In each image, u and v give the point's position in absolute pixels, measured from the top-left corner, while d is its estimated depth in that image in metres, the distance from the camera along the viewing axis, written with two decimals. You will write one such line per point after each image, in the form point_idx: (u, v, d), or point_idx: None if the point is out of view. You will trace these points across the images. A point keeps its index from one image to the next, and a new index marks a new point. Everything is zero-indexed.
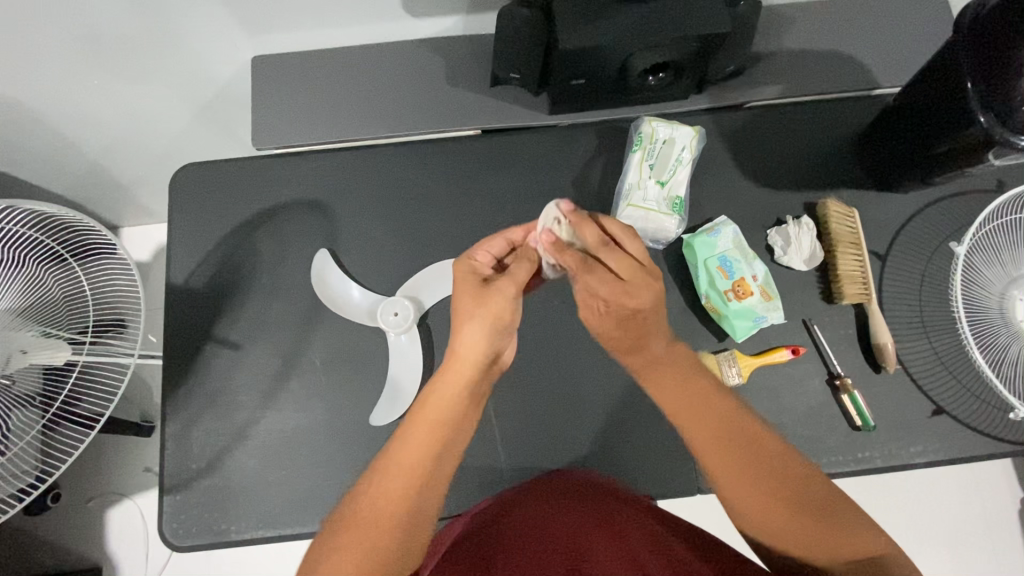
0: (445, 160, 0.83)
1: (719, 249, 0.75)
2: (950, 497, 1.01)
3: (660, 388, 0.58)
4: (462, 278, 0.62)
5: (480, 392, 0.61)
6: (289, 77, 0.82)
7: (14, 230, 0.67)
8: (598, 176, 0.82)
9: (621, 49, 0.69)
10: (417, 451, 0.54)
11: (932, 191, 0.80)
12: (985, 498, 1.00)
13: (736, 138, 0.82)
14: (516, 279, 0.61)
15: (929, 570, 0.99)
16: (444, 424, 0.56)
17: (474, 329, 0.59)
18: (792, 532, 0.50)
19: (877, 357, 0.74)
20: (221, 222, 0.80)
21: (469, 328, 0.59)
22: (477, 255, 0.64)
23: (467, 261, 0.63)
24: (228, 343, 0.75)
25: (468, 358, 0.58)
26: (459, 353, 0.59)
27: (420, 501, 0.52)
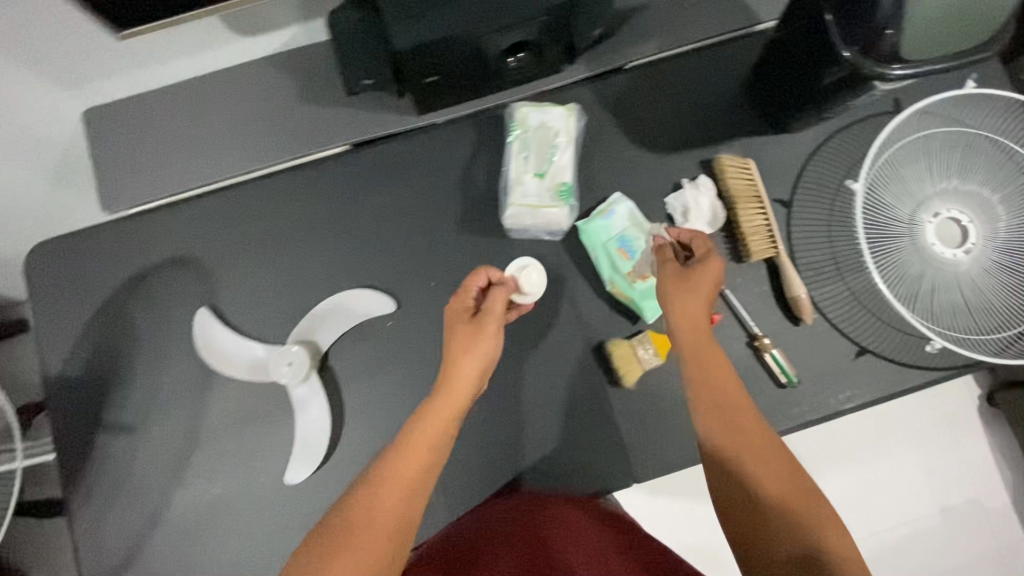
0: (317, 183, 0.76)
1: (616, 231, 0.71)
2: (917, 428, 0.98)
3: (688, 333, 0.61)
4: (455, 313, 0.63)
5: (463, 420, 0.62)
6: (128, 127, 0.74)
7: None
8: (483, 172, 0.76)
9: (464, 38, 0.63)
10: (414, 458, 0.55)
11: (829, 124, 0.76)
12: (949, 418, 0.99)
13: (619, 105, 0.77)
14: (495, 313, 0.61)
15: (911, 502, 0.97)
16: (436, 445, 0.57)
17: (467, 363, 0.60)
18: (765, 472, 0.52)
19: (793, 309, 0.72)
20: (88, 298, 0.73)
21: (460, 365, 0.59)
22: (468, 294, 0.63)
23: (460, 301, 0.63)
24: (122, 426, 0.70)
25: (463, 389, 0.59)
26: (454, 382, 0.59)
27: (400, 529, 0.51)
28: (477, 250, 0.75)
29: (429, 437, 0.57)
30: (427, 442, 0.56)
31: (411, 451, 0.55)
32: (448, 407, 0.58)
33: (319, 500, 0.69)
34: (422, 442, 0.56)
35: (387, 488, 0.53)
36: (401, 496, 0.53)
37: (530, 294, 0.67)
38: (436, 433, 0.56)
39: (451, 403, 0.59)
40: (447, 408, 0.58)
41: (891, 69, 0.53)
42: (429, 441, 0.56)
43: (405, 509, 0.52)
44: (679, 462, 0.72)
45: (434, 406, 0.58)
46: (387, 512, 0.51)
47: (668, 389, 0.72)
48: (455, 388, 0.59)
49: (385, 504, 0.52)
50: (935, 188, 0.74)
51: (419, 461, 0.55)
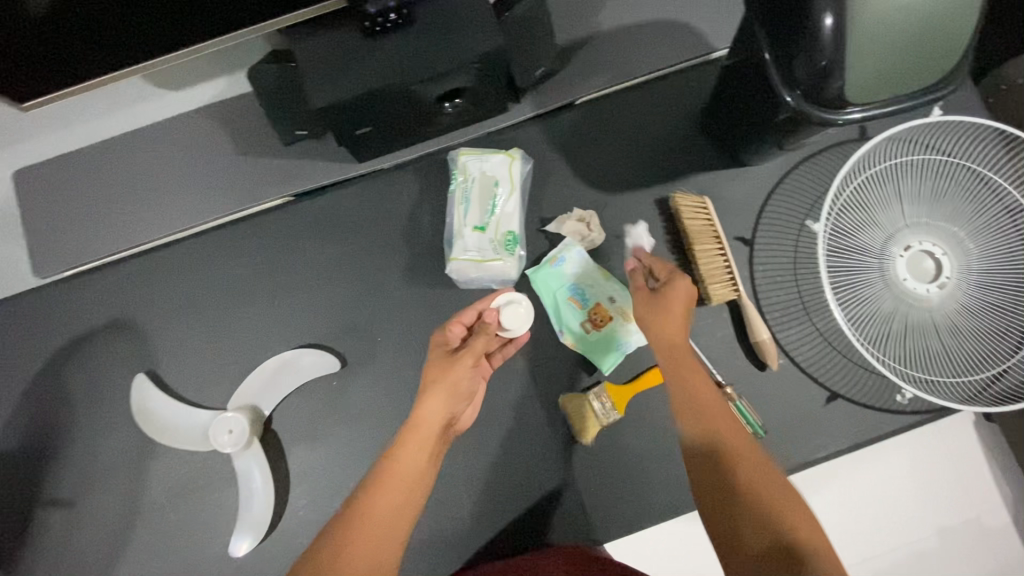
0: (256, 239, 0.73)
1: (567, 279, 0.68)
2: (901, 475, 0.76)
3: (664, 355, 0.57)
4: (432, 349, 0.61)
5: (439, 456, 0.58)
6: (62, 187, 0.72)
7: None
8: (429, 220, 0.73)
9: (392, 92, 0.60)
10: (386, 502, 0.51)
11: (792, 154, 0.73)
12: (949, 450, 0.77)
13: (569, 144, 0.73)
14: (474, 351, 0.59)
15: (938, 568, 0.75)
16: (411, 486, 0.53)
17: (437, 399, 0.57)
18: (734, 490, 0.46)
19: (758, 354, 0.69)
20: (19, 368, 0.70)
21: (427, 400, 0.56)
22: (448, 329, 0.61)
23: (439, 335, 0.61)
24: (59, 502, 0.67)
25: (432, 425, 0.56)
26: (420, 421, 0.56)
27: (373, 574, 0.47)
28: (424, 303, 0.71)
29: (410, 466, 0.54)
30: (405, 475, 0.53)
31: (397, 477, 0.53)
32: (415, 439, 0.55)
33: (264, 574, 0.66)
34: (406, 466, 0.53)
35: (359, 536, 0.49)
36: (376, 539, 0.49)
37: (516, 331, 0.63)
38: (412, 469, 0.53)
39: (421, 438, 0.55)
40: (426, 434, 0.56)
41: (849, 112, 0.50)
42: (409, 471, 0.54)
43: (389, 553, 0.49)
44: (642, 521, 0.68)
45: (408, 433, 0.55)
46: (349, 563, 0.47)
47: (628, 443, 0.68)
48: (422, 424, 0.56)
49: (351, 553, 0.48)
50: (906, 220, 0.70)
51: (404, 481, 0.53)
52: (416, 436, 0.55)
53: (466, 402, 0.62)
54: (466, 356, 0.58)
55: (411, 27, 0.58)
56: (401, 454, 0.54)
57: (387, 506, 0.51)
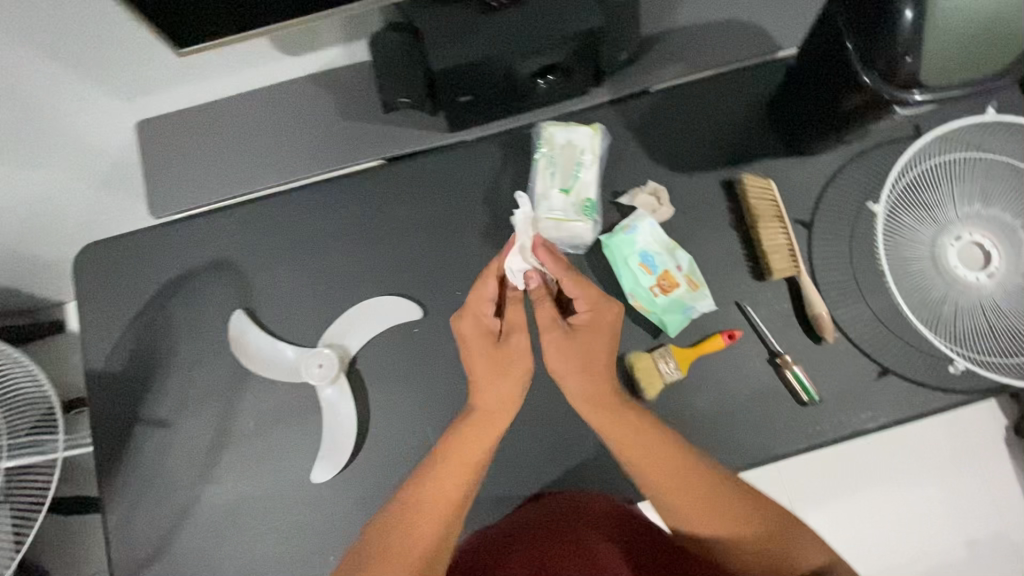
0: (349, 196, 0.80)
1: (639, 245, 0.73)
2: (937, 448, 1.05)
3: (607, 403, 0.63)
4: (471, 334, 0.63)
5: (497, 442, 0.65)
6: (177, 138, 0.79)
7: None
8: (510, 188, 0.79)
9: (498, 62, 0.66)
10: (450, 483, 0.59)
11: (851, 146, 0.78)
12: (968, 438, 1.05)
13: (644, 125, 0.79)
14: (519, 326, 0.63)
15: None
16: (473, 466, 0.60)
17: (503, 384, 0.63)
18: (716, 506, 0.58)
19: (814, 327, 0.73)
20: (130, 299, 0.77)
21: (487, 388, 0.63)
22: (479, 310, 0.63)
23: (470, 318, 0.63)
24: (157, 422, 0.73)
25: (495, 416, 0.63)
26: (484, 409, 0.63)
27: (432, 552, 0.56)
28: None
29: (454, 473, 0.60)
30: (464, 459, 0.60)
31: (433, 498, 0.58)
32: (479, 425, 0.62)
33: (342, 501, 0.71)
34: (446, 482, 0.59)
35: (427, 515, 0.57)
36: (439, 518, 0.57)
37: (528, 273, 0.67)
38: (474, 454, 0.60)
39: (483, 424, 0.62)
40: (479, 428, 0.62)
41: (913, 95, 0.55)
42: (467, 459, 0.60)
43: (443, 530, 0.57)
44: None
45: (450, 452, 0.61)
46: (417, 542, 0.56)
47: (688, 403, 0.73)
48: (484, 413, 0.63)
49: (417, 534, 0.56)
50: (957, 212, 0.75)
51: (450, 497, 0.58)
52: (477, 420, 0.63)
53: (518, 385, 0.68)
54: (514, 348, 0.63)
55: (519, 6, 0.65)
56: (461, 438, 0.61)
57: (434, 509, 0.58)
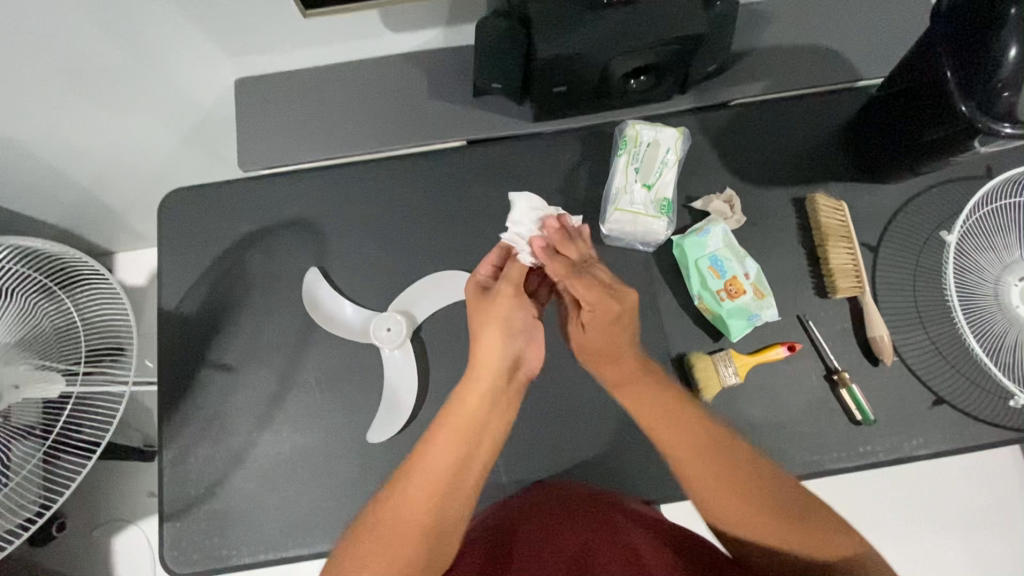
0: (429, 173, 0.83)
1: (709, 250, 0.75)
2: (961, 487, 1.05)
3: (637, 404, 0.62)
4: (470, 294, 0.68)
5: (506, 400, 0.63)
6: (271, 98, 0.82)
7: (20, 272, 0.70)
8: (585, 182, 0.81)
9: (602, 56, 0.69)
10: (444, 452, 0.56)
11: (922, 179, 0.80)
12: (995, 480, 1.05)
13: (721, 137, 0.82)
14: (512, 279, 0.66)
15: None
16: (468, 434, 0.58)
17: (491, 334, 0.64)
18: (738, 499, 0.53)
19: (873, 349, 0.74)
20: (210, 246, 0.80)
21: (484, 339, 0.63)
22: (479, 270, 0.69)
23: (472, 279, 0.69)
24: (222, 366, 0.75)
25: (490, 364, 0.62)
26: (479, 363, 0.62)
27: (434, 521, 0.53)
28: None
29: (455, 433, 0.57)
30: (467, 419, 0.58)
31: (424, 472, 0.54)
32: (480, 383, 0.61)
33: (393, 464, 0.72)
34: (438, 447, 0.56)
35: (418, 490, 0.54)
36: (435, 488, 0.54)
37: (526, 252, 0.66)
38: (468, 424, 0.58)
39: (486, 375, 0.62)
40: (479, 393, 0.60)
41: (1004, 125, 0.58)
42: (464, 423, 0.58)
43: (439, 500, 0.54)
44: None
45: (455, 411, 0.59)
46: (411, 510, 0.52)
47: (742, 409, 0.74)
48: (479, 363, 0.62)
49: (414, 505, 0.53)
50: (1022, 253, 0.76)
51: (443, 466, 0.55)
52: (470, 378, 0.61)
53: (526, 340, 0.67)
54: (501, 290, 0.65)
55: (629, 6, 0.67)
56: (465, 397, 0.60)
57: (443, 464, 0.55)
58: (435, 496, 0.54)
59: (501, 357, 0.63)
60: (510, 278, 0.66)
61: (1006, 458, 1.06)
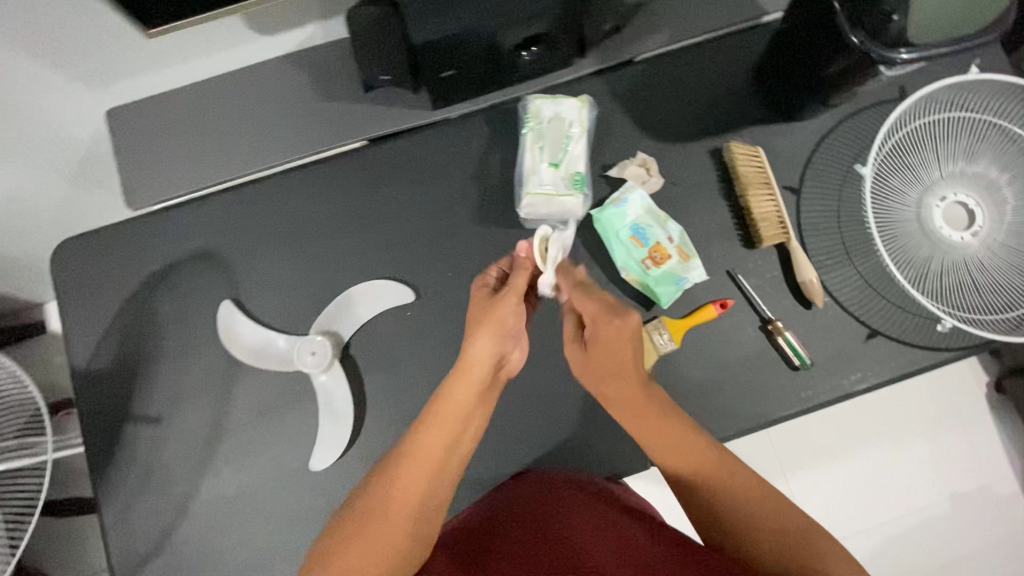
0: (334, 179, 0.78)
1: (629, 219, 0.73)
2: (923, 400, 1.10)
3: (645, 427, 0.60)
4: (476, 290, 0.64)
5: (485, 397, 0.62)
6: (149, 125, 0.76)
7: None
8: (497, 165, 0.78)
9: (469, 34, 0.65)
10: (435, 440, 0.57)
11: (835, 112, 0.78)
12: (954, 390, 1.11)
13: (629, 98, 0.78)
14: (517, 288, 0.61)
15: (960, 522, 1.07)
16: (455, 425, 0.58)
17: (485, 334, 0.59)
18: (741, 501, 0.54)
19: (804, 293, 0.74)
20: (114, 293, 0.75)
21: (478, 337, 0.59)
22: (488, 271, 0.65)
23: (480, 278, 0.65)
24: (148, 418, 0.72)
25: (481, 363, 0.59)
26: (469, 358, 0.60)
27: (417, 506, 0.54)
28: (493, 240, 0.76)
29: (443, 424, 0.58)
30: (453, 412, 0.58)
31: (414, 453, 0.56)
32: (461, 380, 0.59)
33: (342, 486, 0.70)
34: (430, 436, 0.57)
35: (409, 473, 0.55)
36: (419, 475, 0.55)
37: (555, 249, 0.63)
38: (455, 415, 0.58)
39: (472, 376, 0.59)
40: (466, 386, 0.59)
41: (898, 52, 0.55)
42: (456, 412, 0.58)
43: (422, 489, 0.55)
44: None
45: (435, 405, 0.58)
46: (404, 489, 0.55)
47: (683, 373, 0.73)
48: (469, 361, 0.59)
49: (402, 484, 0.55)
50: (942, 172, 0.76)
51: (433, 453, 0.56)
52: (460, 372, 0.60)
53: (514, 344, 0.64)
54: (508, 293, 0.60)
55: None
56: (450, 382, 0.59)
57: (436, 446, 0.57)
58: (426, 475, 0.56)
59: (493, 357, 0.60)
60: (516, 284, 0.61)
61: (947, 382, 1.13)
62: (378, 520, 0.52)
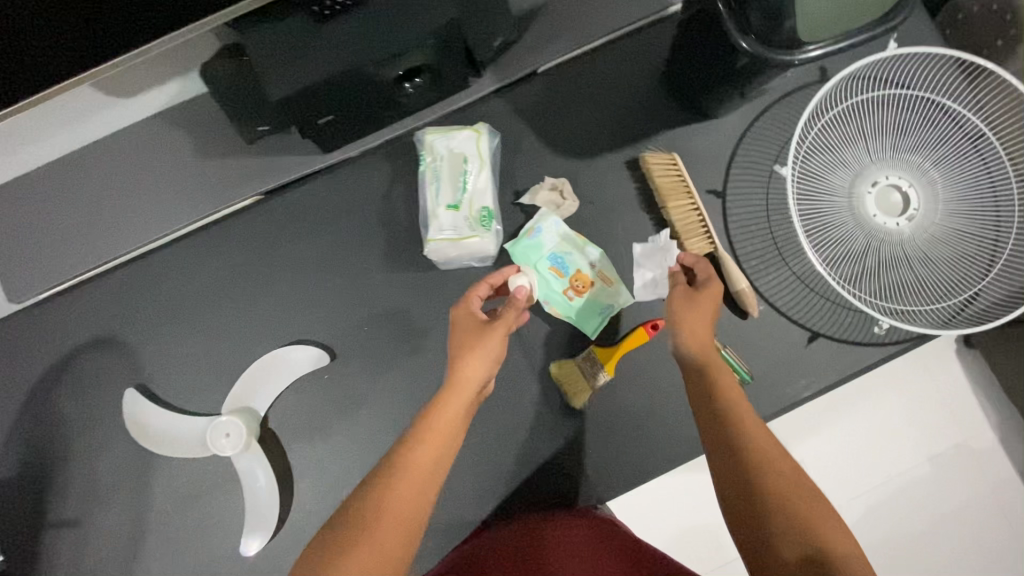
0: (231, 241, 0.72)
1: (546, 249, 0.70)
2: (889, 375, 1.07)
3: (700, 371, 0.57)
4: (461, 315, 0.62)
5: (471, 416, 0.60)
6: (19, 209, 0.70)
7: None
8: (402, 205, 0.72)
9: (337, 83, 0.59)
10: (429, 451, 0.53)
11: (755, 103, 0.73)
12: None
13: (535, 115, 0.73)
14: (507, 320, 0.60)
15: None
16: (447, 440, 0.55)
17: (475, 360, 0.58)
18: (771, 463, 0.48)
19: (738, 303, 0.70)
20: (11, 395, 0.70)
21: (472, 360, 0.58)
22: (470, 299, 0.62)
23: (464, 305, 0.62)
24: (66, 522, 0.68)
25: (469, 385, 0.57)
26: (458, 380, 0.57)
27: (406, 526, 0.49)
28: (407, 286, 0.71)
29: (441, 433, 0.55)
30: (447, 424, 0.55)
31: (410, 463, 0.52)
32: (456, 395, 0.57)
33: (278, 568, 0.67)
34: (422, 448, 0.53)
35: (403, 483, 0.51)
36: (415, 486, 0.51)
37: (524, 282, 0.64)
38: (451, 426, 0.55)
39: (463, 396, 0.57)
40: (457, 403, 0.56)
41: (805, 51, 0.50)
42: (446, 429, 0.55)
43: (413, 502, 0.51)
44: (641, 476, 0.70)
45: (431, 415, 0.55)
46: (398, 501, 0.50)
47: (621, 402, 0.70)
48: (461, 380, 0.57)
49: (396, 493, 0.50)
50: (871, 156, 0.71)
51: (424, 464, 0.53)
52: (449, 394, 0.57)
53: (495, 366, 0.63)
54: (500, 323, 0.59)
55: (333, 21, 0.56)
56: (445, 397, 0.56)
57: (427, 459, 0.53)
58: (423, 487, 0.51)
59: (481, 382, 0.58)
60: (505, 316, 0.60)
61: (947, 403, 0.88)
62: (374, 529, 0.48)
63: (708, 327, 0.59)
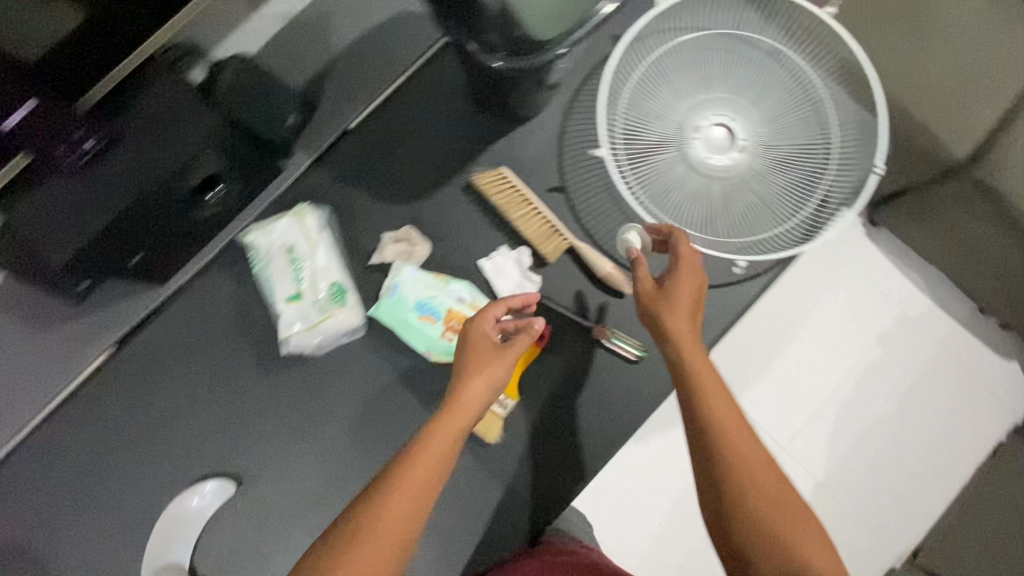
0: (95, 407, 0.68)
1: (411, 300, 0.68)
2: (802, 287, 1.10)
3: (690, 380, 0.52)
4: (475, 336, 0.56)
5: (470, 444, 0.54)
6: None
7: None
8: (259, 307, 0.70)
9: (127, 222, 0.58)
10: (421, 478, 0.47)
11: (563, 91, 0.74)
12: None
13: (358, 174, 0.72)
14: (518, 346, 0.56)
15: None
16: (438, 474, 0.49)
17: (477, 382, 0.53)
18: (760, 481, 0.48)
19: (610, 284, 0.70)
20: None
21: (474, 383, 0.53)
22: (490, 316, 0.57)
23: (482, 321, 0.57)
24: None
25: (472, 410, 0.52)
26: (460, 402, 0.52)
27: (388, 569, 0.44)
28: (290, 384, 0.69)
29: (433, 464, 0.49)
30: (442, 452, 0.49)
31: (400, 492, 0.47)
32: (454, 417, 0.51)
33: None
34: (412, 475, 0.48)
35: (392, 517, 0.45)
36: (402, 523, 0.45)
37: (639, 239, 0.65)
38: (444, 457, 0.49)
39: (464, 421, 0.52)
40: (455, 426, 0.51)
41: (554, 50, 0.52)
42: (437, 455, 0.49)
43: (397, 541, 0.45)
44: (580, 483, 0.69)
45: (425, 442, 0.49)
46: (383, 541, 0.44)
47: (537, 419, 0.69)
48: (461, 404, 0.52)
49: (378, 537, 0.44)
50: (683, 106, 0.73)
51: (414, 496, 0.47)
52: (450, 416, 0.51)
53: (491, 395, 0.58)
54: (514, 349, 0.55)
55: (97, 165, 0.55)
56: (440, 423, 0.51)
57: (417, 485, 0.47)
58: (409, 522, 0.46)
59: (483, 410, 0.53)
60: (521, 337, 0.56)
61: (859, 289, 0.92)
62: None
63: (688, 324, 0.54)
